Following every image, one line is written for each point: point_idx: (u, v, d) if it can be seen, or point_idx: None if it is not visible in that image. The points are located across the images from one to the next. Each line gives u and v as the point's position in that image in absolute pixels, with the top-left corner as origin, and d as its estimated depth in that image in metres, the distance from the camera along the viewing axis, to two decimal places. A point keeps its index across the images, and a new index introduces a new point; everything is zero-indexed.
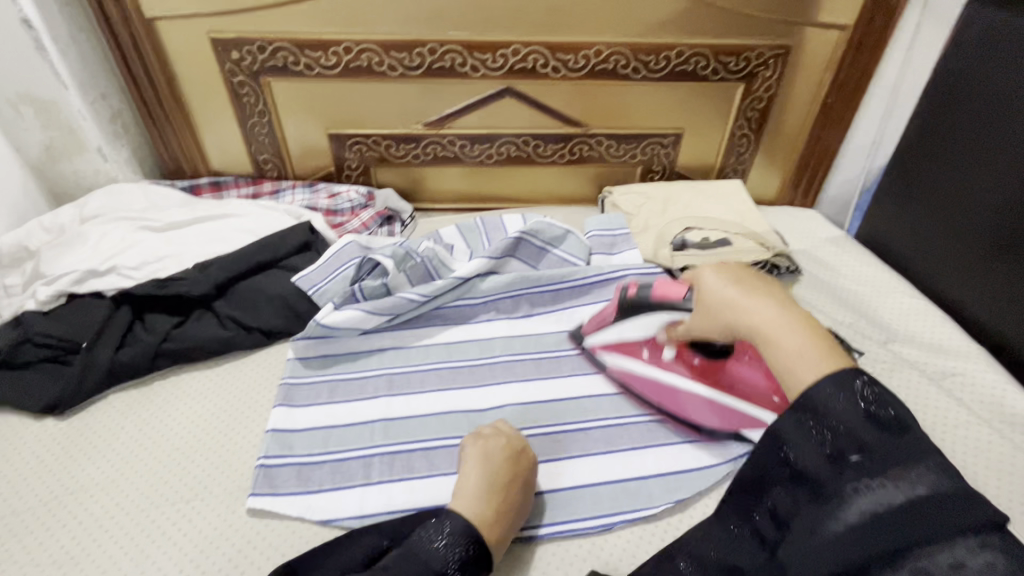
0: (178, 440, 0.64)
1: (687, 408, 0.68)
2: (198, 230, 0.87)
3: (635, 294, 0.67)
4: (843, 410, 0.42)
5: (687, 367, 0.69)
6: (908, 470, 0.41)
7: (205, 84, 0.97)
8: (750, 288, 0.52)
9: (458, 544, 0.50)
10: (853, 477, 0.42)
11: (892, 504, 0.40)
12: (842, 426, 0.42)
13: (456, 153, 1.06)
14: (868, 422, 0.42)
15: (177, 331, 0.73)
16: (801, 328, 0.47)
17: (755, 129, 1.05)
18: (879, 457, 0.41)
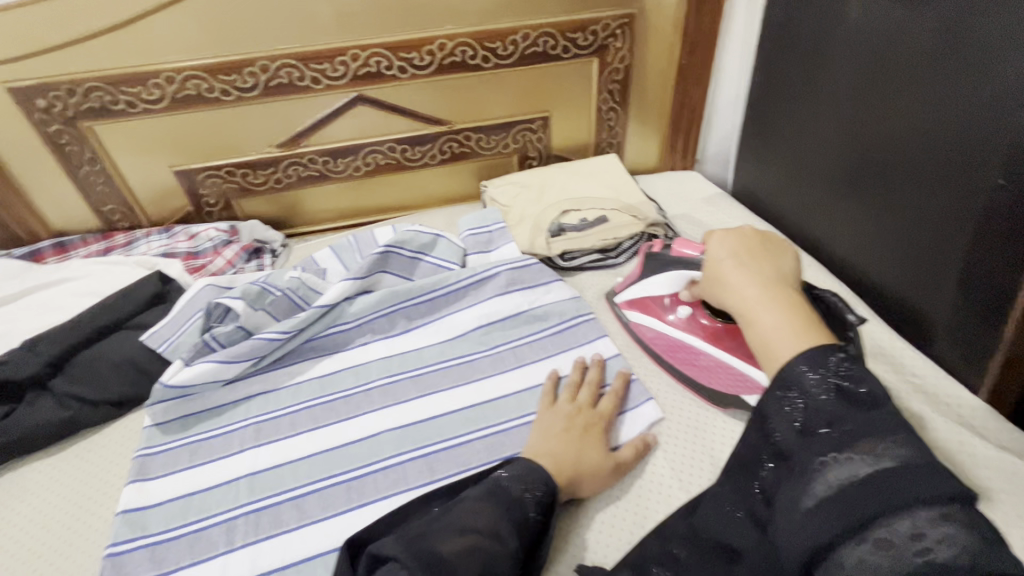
0: (14, 545, 0.58)
1: (696, 369, 0.66)
2: (29, 301, 0.79)
3: (661, 249, 0.72)
4: (816, 386, 0.42)
5: (702, 329, 0.67)
6: (874, 441, 0.38)
7: (18, 139, 0.87)
8: (749, 256, 0.55)
9: (539, 475, 0.52)
10: (820, 450, 0.40)
11: (859, 476, 0.37)
12: (816, 403, 0.42)
13: (321, 170, 1.00)
14: (842, 399, 0.41)
15: (4, 422, 0.65)
16: (775, 305, 0.49)
17: (620, 101, 1.05)
18: (850, 430, 0.40)
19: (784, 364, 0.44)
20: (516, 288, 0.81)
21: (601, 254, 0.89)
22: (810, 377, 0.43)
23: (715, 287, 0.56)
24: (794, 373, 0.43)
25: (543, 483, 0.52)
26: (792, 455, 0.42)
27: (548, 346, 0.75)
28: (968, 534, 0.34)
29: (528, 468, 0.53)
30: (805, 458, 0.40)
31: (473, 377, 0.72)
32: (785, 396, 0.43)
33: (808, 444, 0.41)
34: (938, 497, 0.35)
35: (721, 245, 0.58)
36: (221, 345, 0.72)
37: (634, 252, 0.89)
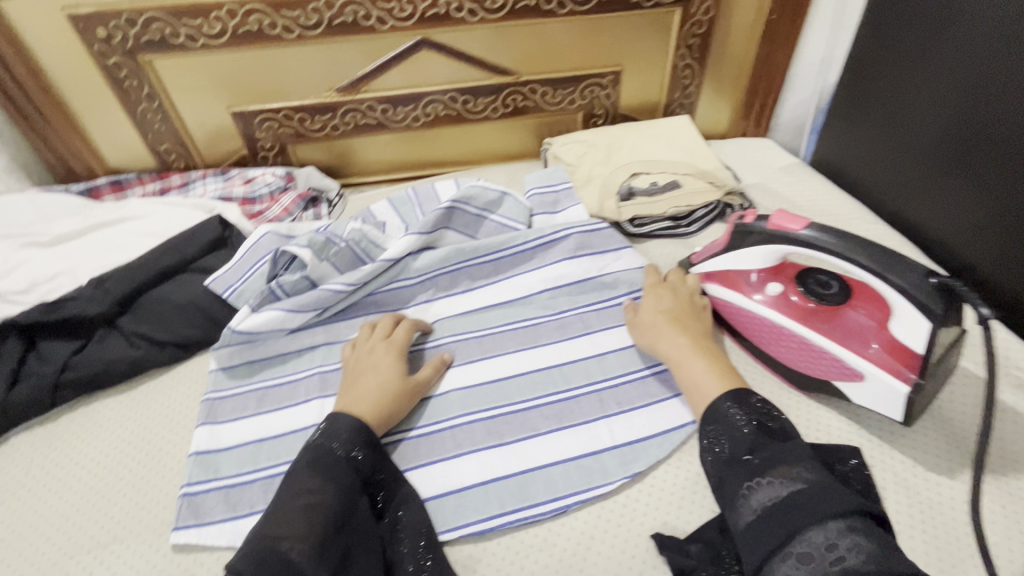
0: (92, 477, 0.59)
1: (777, 346, 0.63)
2: (93, 239, 0.79)
3: (752, 221, 0.63)
4: (740, 422, 0.48)
5: (790, 305, 0.62)
6: (789, 468, 0.43)
7: (76, 71, 0.85)
8: (676, 315, 0.63)
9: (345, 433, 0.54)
10: (746, 476, 0.44)
11: (779, 497, 0.42)
12: (735, 436, 0.47)
13: (379, 118, 0.96)
14: (759, 434, 0.47)
15: (78, 357, 0.66)
16: (701, 356, 0.56)
17: (698, 58, 0.98)
18: (767, 456, 0.45)
19: (712, 409, 0.50)
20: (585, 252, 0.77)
21: (672, 222, 0.84)
22: (735, 425, 0.48)
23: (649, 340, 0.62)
24: (721, 417, 0.49)
25: (353, 427, 0.54)
26: (722, 478, 0.46)
27: (619, 314, 0.72)
28: (870, 542, 0.38)
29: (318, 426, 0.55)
30: (732, 483, 0.45)
31: (540, 342, 0.70)
32: (720, 431, 0.48)
33: (733, 469, 0.46)
34: (845, 513, 0.39)
35: (658, 296, 0.66)
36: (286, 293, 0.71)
37: (707, 222, 0.85)
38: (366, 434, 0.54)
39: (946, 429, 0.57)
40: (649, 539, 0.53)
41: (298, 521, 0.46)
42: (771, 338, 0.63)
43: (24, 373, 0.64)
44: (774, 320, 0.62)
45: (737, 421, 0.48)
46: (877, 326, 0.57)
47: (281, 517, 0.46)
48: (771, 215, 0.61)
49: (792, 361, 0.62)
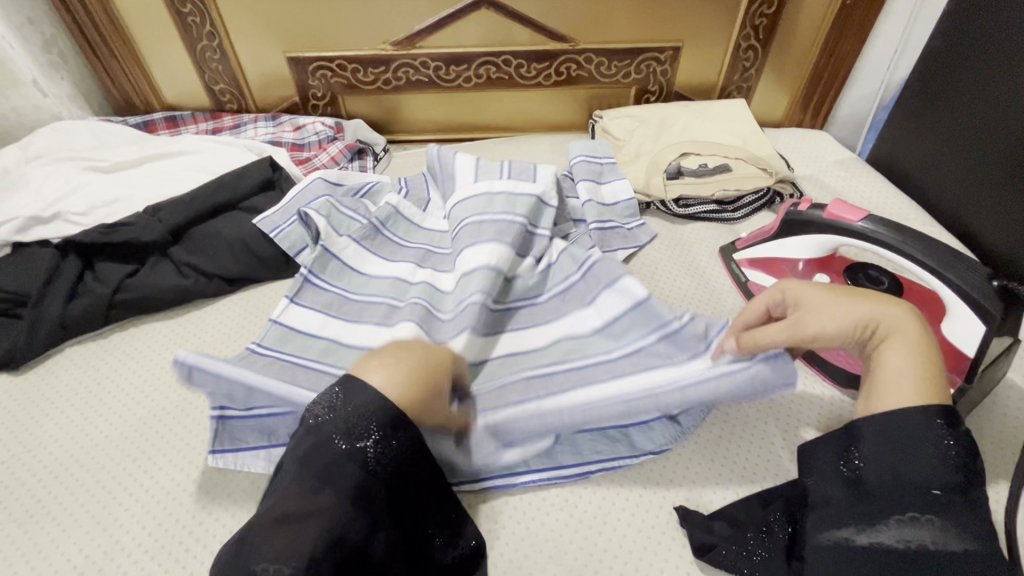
0: (138, 394, 0.62)
1: None
2: (149, 170, 0.81)
3: (807, 208, 0.62)
4: (945, 454, 0.39)
5: None
6: (965, 526, 0.38)
7: (142, 3, 0.86)
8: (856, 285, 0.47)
9: (363, 420, 0.42)
10: (915, 508, 0.39)
11: (942, 548, 0.37)
12: (918, 455, 0.40)
13: (431, 76, 0.96)
14: (950, 468, 0.39)
15: (131, 280, 0.69)
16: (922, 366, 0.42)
17: (763, 39, 0.94)
18: (957, 502, 0.39)
19: (898, 412, 0.41)
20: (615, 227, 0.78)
21: (717, 206, 0.83)
22: (929, 446, 0.40)
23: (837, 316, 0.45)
24: (914, 426, 0.40)
25: (371, 404, 0.42)
26: (875, 488, 0.41)
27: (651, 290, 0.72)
28: None
29: (327, 402, 0.43)
30: (884, 497, 0.40)
31: (586, 302, 0.65)
32: (897, 443, 0.41)
33: (894, 489, 0.40)
34: None
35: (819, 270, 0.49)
36: (340, 259, 0.71)
37: (754, 208, 0.83)
38: (386, 417, 0.42)
39: (987, 438, 0.56)
40: (672, 512, 0.52)
41: (276, 529, 0.38)
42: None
43: (81, 290, 0.67)
44: None
45: (937, 443, 0.40)
46: (926, 326, 0.56)
47: (266, 521, 0.39)
48: (826, 205, 0.60)
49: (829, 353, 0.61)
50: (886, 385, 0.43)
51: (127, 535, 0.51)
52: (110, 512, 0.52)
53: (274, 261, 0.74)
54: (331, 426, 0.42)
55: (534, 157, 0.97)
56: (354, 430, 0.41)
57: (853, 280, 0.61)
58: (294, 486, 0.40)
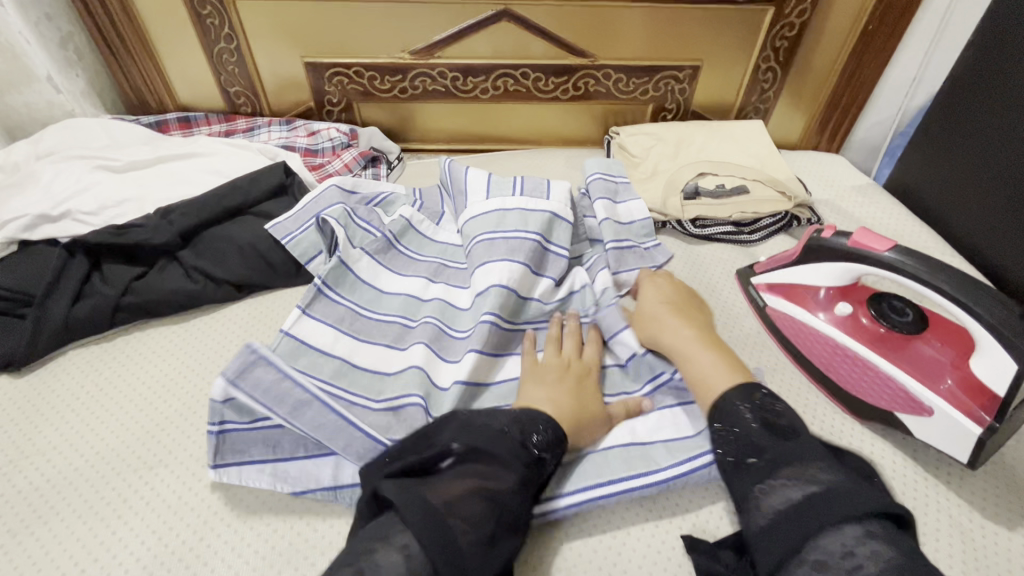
0: (142, 401, 0.60)
1: (839, 368, 0.61)
2: (161, 170, 0.80)
3: (832, 236, 0.61)
4: (750, 420, 0.49)
5: (858, 329, 0.61)
6: (802, 466, 0.45)
7: (161, 3, 0.85)
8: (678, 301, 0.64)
9: (547, 434, 0.50)
10: (756, 477, 0.46)
11: (792, 497, 0.43)
12: (743, 434, 0.49)
13: (448, 86, 0.95)
14: (767, 431, 0.48)
15: (138, 283, 0.67)
16: (710, 352, 0.57)
17: (783, 62, 0.94)
18: (774, 456, 0.46)
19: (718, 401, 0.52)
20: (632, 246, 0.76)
21: (734, 227, 0.82)
22: (742, 416, 0.50)
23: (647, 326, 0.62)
24: (732, 410, 0.50)
25: (546, 423, 0.50)
26: (732, 482, 0.48)
27: None
28: (890, 546, 0.38)
29: (505, 417, 0.50)
30: (745, 486, 0.46)
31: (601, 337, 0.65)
32: (725, 432, 0.50)
33: (743, 466, 0.47)
34: (864, 514, 0.40)
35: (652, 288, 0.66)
36: (353, 270, 0.70)
37: (772, 231, 0.82)
38: (557, 431, 0.50)
39: (1006, 477, 0.55)
40: (678, 539, 0.51)
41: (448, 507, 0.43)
42: (832, 357, 0.61)
43: (87, 291, 0.66)
44: (839, 339, 0.61)
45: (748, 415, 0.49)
46: (952, 361, 0.55)
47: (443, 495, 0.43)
48: (851, 233, 0.59)
49: (845, 380, 0.60)
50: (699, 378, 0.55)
51: (126, 548, 0.49)
52: (107, 524, 0.51)
53: (285, 269, 0.72)
54: (504, 428, 0.49)
55: (549, 171, 0.96)
56: (529, 436, 0.49)
57: (878, 312, 0.60)
58: (465, 471, 0.46)
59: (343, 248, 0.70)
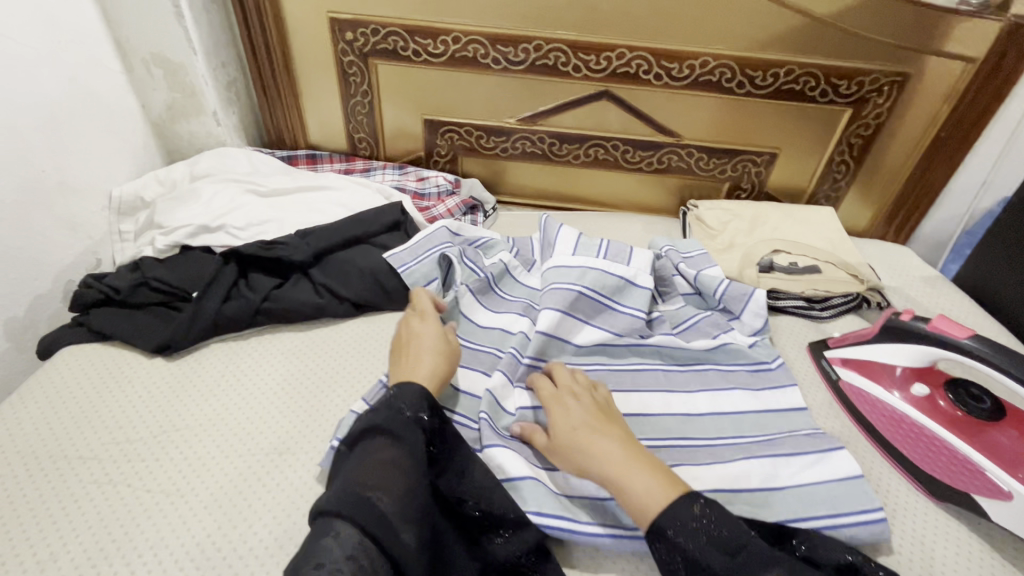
0: (272, 397, 0.68)
1: (915, 445, 0.65)
2: (298, 198, 0.92)
3: (911, 320, 0.66)
4: (690, 535, 0.49)
5: (935, 411, 0.65)
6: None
7: (317, 60, 1.01)
8: (595, 417, 0.59)
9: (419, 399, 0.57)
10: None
11: None
12: (715, 536, 0.49)
13: (544, 150, 1.07)
14: (716, 549, 0.48)
15: (276, 292, 0.77)
16: (640, 466, 0.53)
17: (856, 156, 1.01)
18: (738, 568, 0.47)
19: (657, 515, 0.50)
20: (699, 317, 0.82)
21: (807, 303, 0.87)
22: (691, 512, 0.50)
23: (578, 462, 0.56)
24: (682, 509, 0.50)
25: (422, 394, 0.57)
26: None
27: (745, 380, 0.75)
28: None
29: (411, 397, 0.57)
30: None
31: (685, 389, 0.73)
32: (664, 548, 0.49)
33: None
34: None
35: (562, 416, 0.59)
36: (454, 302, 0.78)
37: (841, 310, 0.87)
38: (433, 400, 0.57)
39: None
40: None
41: (408, 494, 0.50)
42: (909, 435, 0.66)
43: (234, 294, 0.76)
44: (914, 418, 0.66)
45: (678, 535, 0.49)
46: None
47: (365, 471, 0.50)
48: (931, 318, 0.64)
49: (920, 457, 0.63)
50: (634, 499, 0.51)
51: (260, 523, 0.56)
52: (244, 499, 0.58)
53: (397, 295, 0.81)
54: (393, 401, 0.56)
55: (628, 234, 1.04)
56: (416, 406, 0.56)
57: (957, 399, 0.64)
58: (382, 444, 0.53)
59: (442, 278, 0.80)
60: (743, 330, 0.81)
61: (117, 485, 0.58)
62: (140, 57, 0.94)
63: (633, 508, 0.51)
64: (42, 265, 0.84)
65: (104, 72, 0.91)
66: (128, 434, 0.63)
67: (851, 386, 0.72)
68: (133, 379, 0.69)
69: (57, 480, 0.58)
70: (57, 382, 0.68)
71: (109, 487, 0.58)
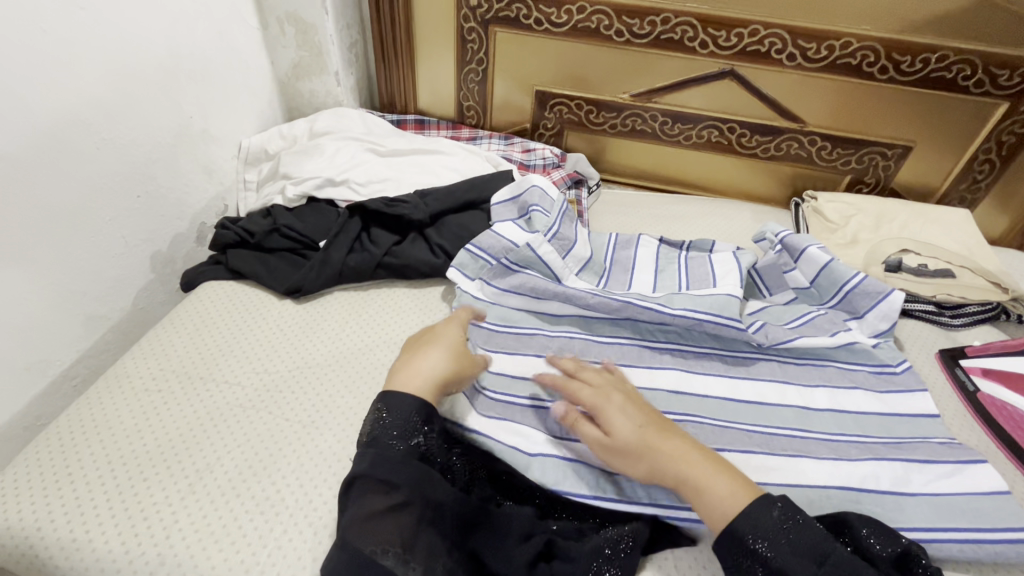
0: (388, 346, 0.71)
1: None
2: (414, 159, 0.94)
3: None
4: (775, 531, 0.47)
5: None
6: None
7: (438, 26, 1.02)
8: (653, 417, 0.56)
9: (415, 416, 0.54)
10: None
11: None
12: (798, 542, 0.47)
13: (655, 129, 1.04)
14: (800, 557, 0.46)
15: (396, 248, 0.80)
16: (719, 469, 0.52)
17: (1005, 156, 0.93)
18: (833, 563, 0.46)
19: (738, 514, 0.48)
20: (816, 313, 0.77)
21: (936, 308, 0.81)
22: (770, 516, 0.48)
23: (644, 463, 0.53)
24: (761, 511, 0.48)
25: (415, 410, 0.54)
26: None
27: (870, 380, 0.71)
28: None
29: (395, 419, 0.53)
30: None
31: (808, 383, 0.70)
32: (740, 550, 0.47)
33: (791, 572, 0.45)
34: None
35: (619, 411, 0.56)
36: (547, 264, 0.76)
37: (975, 319, 0.81)
38: (422, 416, 0.54)
39: None
40: None
41: (411, 546, 0.48)
42: None
43: (357, 247, 0.80)
44: None
45: (757, 539, 0.47)
46: None
47: (359, 528, 0.48)
48: None
49: None
50: (711, 500, 0.50)
51: None
52: None
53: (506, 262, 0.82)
54: (378, 436, 0.52)
55: (736, 220, 1.01)
56: (405, 435, 0.52)
57: None
58: (374, 492, 0.50)
59: (528, 234, 0.78)
60: (866, 330, 0.76)
61: (260, 410, 0.62)
62: (276, 15, 0.97)
63: (708, 508, 0.50)
64: (183, 204, 0.90)
65: (243, 27, 0.96)
66: (265, 366, 0.67)
67: (992, 398, 0.68)
68: (267, 317, 0.74)
69: (208, 399, 0.63)
70: (201, 312, 0.74)
71: (253, 411, 0.62)
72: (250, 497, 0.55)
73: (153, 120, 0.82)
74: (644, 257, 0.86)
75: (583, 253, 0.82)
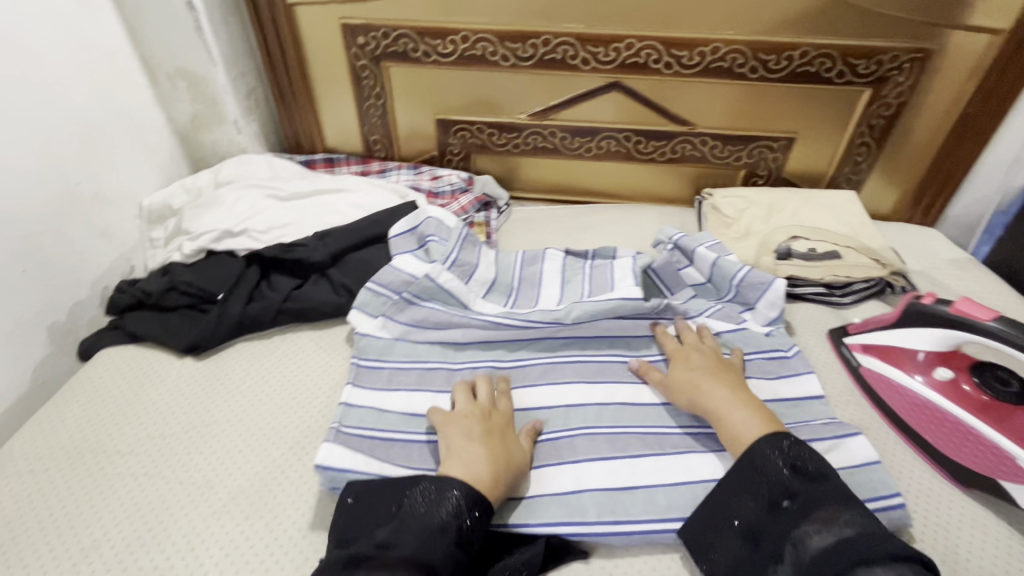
0: (287, 394, 0.71)
1: (938, 434, 0.64)
2: (316, 201, 0.94)
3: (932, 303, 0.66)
4: (781, 462, 0.54)
5: (960, 397, 0.66)
6: (835, 513, 0.50)
7: (331, 67, 1.03)
8: (716, 368, 0.66)
9: (467, 501, 0.52)
10: (796, 521, 0.50)
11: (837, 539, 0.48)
12: (798, 466, 0.53)
13: (556, 144, 1.07)
14: (799, 478, 0.53)
15: (297, 292, 0.80)
16: (752, 411, 0.59)
17: (878, 138, 0.99)
18: (805, 500, 0.51)
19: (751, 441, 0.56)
20: (710, 309, 0.80)
21: (826, 289, 0.85)
22: (781, 442, 0.55)
23: (687, 398, 0.64)
24: (774, 437, 0.55)
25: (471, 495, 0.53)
26: (764, 526, 0.52)
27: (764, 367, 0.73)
28: None
29: (440, 498, 0.52)
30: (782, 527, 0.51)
31: None
32: (751, 470, 0.54)
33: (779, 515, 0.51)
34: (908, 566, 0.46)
35: (683, 363, 0.68)
36: (449, 292, 0.77)
37: (862, 296, 0.85)
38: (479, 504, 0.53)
39: None
40: None
41: None
42: (930, 423, 0.65)
43: (257, 295, 0.80)
44: (938, 402, 0.66)
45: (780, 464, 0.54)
46: None
47: None
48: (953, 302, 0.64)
49: (945, 444, 0.63)
50: (734, 429, 0.59)
51: (285, 513, 0.58)
52: (268, 491, 0.60)
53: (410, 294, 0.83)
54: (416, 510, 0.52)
55: (642, 224, 1.04)
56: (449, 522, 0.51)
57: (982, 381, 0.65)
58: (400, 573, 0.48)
59: (426, 264, 0.79)
60: (759, 319, 0.79)
61: (152, 476, 0.61)
62: (164, 72, 0.98)
63: (731, 437, 0.58)
64: (80, 270, 0.88)
65: (130, 86, 0.95)
66: (160, 430, 0.66)
67: (871, 371, 0.72)
68: (164, 379, 0.73)
69: (98, 472, 0.62)
70: (96, 382, 0.72)
71: (146, 479, 0.61)
72: (138, 569, 0.54)
73: (35, 191, 0.80)
74: (549, 272, 0.88)
75: (486, 276, 0.84)
